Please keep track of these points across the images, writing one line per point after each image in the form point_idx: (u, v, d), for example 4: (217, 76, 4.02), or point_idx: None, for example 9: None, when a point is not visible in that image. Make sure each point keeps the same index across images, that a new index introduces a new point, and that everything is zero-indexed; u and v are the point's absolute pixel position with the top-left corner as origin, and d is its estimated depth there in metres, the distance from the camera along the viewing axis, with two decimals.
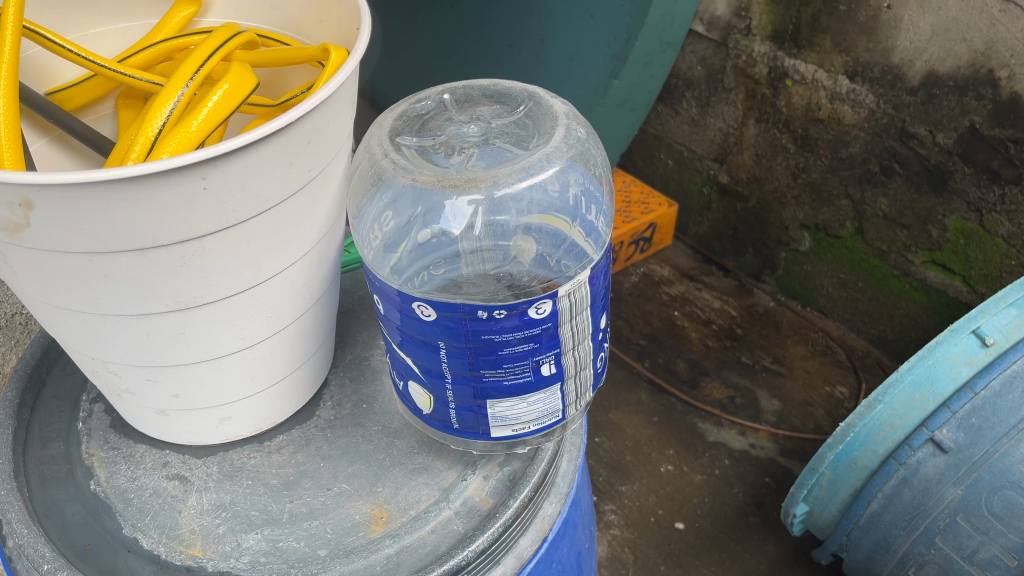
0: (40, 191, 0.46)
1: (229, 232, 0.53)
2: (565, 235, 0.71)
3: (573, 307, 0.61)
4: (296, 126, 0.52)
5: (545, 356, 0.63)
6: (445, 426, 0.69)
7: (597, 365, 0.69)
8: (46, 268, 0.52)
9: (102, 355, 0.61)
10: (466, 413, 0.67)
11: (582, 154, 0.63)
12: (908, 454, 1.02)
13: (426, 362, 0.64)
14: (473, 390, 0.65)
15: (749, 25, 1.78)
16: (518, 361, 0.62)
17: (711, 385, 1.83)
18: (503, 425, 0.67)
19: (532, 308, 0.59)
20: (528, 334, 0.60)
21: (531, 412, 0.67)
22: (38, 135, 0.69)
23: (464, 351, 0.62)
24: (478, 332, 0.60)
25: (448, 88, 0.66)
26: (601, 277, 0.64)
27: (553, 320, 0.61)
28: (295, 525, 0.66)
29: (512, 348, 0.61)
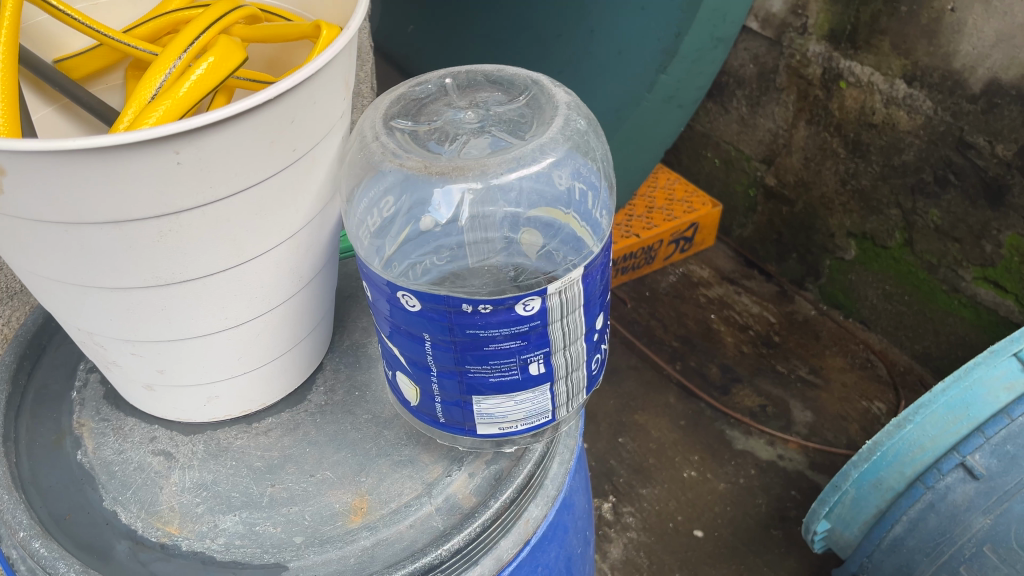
0: (10, 159, 0.45)
1: (206, 208, 0.52)
2: (561, 224, 0.69)
3: (563, 305, 0.59)
4: (277, 102, 0.50)
5: (533, 355, 0.61)
6: (432, 421, 0.67)
7: (593, 367, 0.67)
8: (24, 236, 0.52)
9: (85, 327, 0.60)
10: (452, 408, 0.65)
11: (582, 147, 0.60)
12: (935, 478, 0.97)
13: (412, 354, 0.63)
14: (459, 385, 0.63)
15: (805, 23, 1.72)
16: (504, 359, 0.60)
17: (743, 392, 1.79)
18: (489, 423, 0.65)
19: (519, 304, 0.57)
20: (515, 331, 0.59)
21: (519, 411, 0.64)
22: (44, 103, 0.69)
23: (450, 345, 0.60)
24: (463, 325, 0.58)
25: (450, 72, 0.64)
26: (597, 279, 0.61)
27: (541, 318, 0.59)
28: (274, 511, 0.65)
29: (498, 344, 0.59)
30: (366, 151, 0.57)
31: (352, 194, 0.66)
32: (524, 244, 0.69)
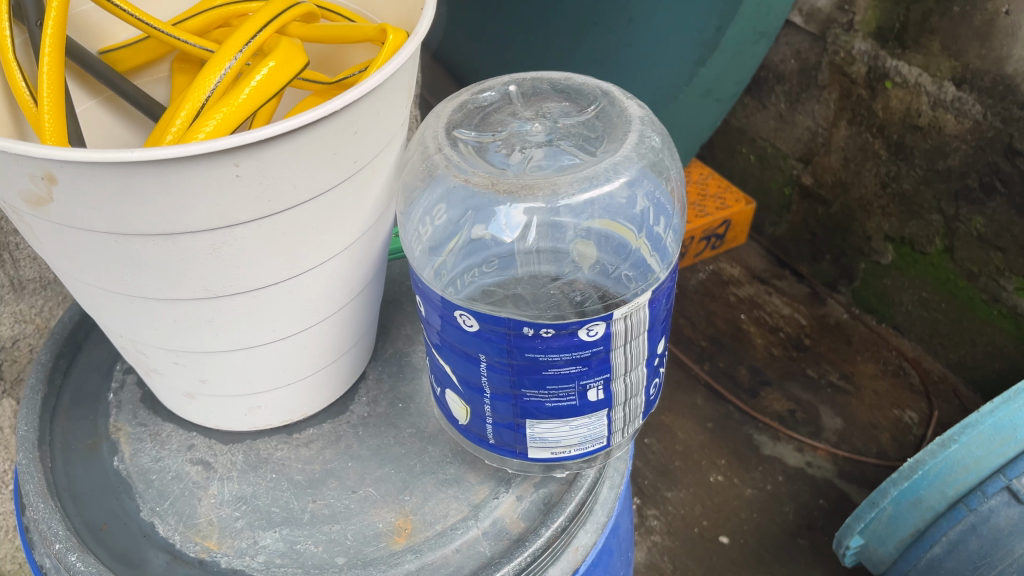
0: (61, 167, 0.43)
1: (262, 221, 0.49)
2: (631, 247, 0.66)
3: (628, 331, 0.56)
4: (341, 113, 0.47)
5: (593, 381, 0.58)
6: (480, 440, 0.64)
7: (651, 392, 0.64)
8: (71, 244, 0.49)
9: (129, 335, 0.58)
10: (503, 430, 0.62)
11: (655, 166, 0.56)
12: (979, 501, 0.94)
13: (465, 373, 0.60)
14: (513, 408, 0.60)
15: (852, 19, 1.67)
16: (563, 384, 0.57)
17: (772, 396, 1.75)
18: (541, 447, 0.63)
19: (583, 329, 0.54)
20: (576, 356, 0.56)
21: (574, 437, 0.61)
22: (88, 95, 0.66)
23: (507, 368, 0.57)
24: (523, 348, 0.56)
25: (515, 78, 0.60)
26: (662, 303, 0.58)
27: (605, 343, 0.56)
28: (315, 528, 0.63)
29: (557, 369, 0.56)
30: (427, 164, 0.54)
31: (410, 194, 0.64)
32: (581, 258, 0.66)
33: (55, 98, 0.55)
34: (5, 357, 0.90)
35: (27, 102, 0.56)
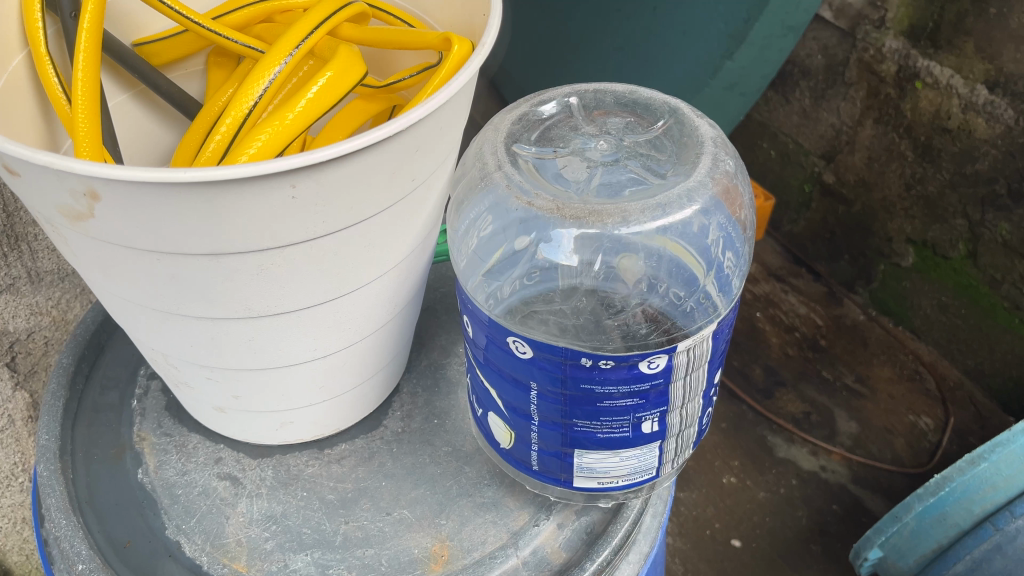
0: (107, 184, 0.40)
1: (313, 243, 0.46)
2: (699, 285, 0.61)
3: (689, 363, 0.53)
4: (404, 133, 0.44)
5: (648, 414, 0.55)
6: (522, 466, 0.62)
7: (703, 422, 0.61)
8: (110, 260, 0.46)
9: (162, 349, 0.55)
10: (549, 457, 0.59)
11: (728, 190, 0.53)
12: (1008, 520, 0.90)
13: (512, 399, 0.57)
14: (562, 436, 0.57)
15: (883, 16, 1.63)
16: (618, 416, 0.55)
17: (787, 397, 1.72)
18: (588, 476, 0.60)
19: (644, 362, 0.51)
20: (634, 389, 0.53)
21: (623, 467, 0.59)
22: (120, 89, 0.62)
23: (559, 397, 0.55)
24: (578, 379, 0.53)
25: (577, 90, 0.57)
26: (723, 335, 0.55)
27: (665, 376, 0.53)
28: (348, 552, 0.60)
29: (613, 401, 0.54)
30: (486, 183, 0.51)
31: (462, 198, 0.60)
32: (623, 273, 0.62)
33: (89, 97, 0.52)
34: (19, 350, 0.87)
35: (60, 100, 0.52)
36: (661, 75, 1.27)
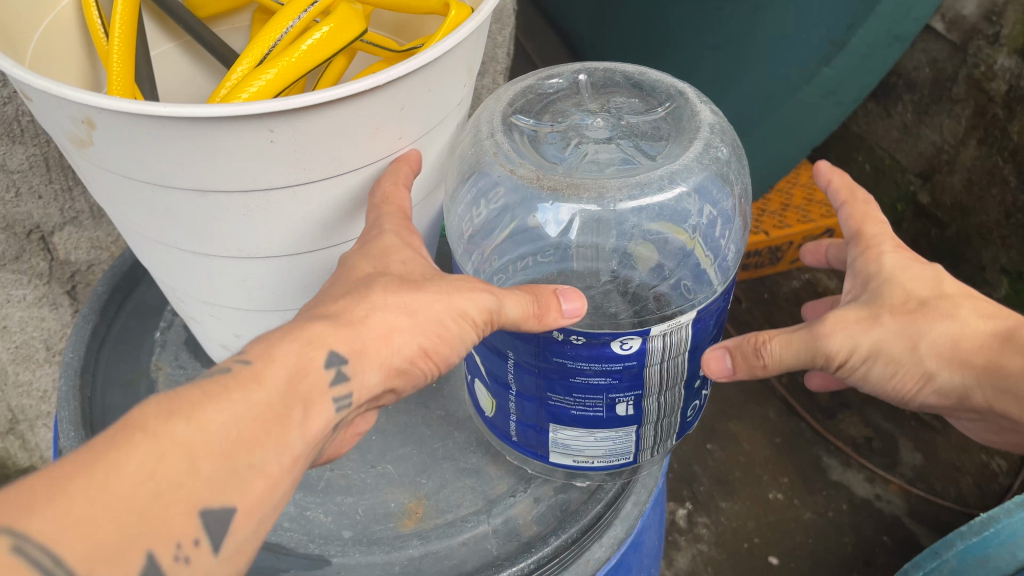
0: (99, 113, 0.43)
1: (297, 189, 0.49)
2: (693, 252, 0.61)
3: (666, 349, 0.53)
4: (384, 90, 0.45)
5: (622, 396, 0.55)
6: (504, 437, 0.63)
7: (688, 415, 0.61)
8: (113, 187, 0.50)
9: (169, 281, 0.59)
10: (526, 430, 0.60)
11: (721, 176, 0.53)
12: None
13: (493, 368, 0.58)
14: (538, 410, 0.58)
15: (999, 32, 1.43)
16: (590, 394, 0.55)
17: (849, 420, 1.52)
18: (563, 453, 0.60)
19: (615, 342, 0.51)
20: (606, 368, 0.53)
21: (597, 449, 0.59)
22: (166, 38, 0.66)
23: (534, 369, 0.55)
24: (551, 352, 0.53)
25: (586, 68, 0.59)
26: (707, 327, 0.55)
27: (639, 360, 0.52)
28: (328, 497, 0.63)
29: (585, 378, 0.54)
30: (478, 148, 0.52)
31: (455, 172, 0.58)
32: (638, 261, 0.63)
33: (127, 31, 0.56)
34: (80, 280, 0.96)
35: (99, 35, 0.57)
36: (740, 79, 1.25)
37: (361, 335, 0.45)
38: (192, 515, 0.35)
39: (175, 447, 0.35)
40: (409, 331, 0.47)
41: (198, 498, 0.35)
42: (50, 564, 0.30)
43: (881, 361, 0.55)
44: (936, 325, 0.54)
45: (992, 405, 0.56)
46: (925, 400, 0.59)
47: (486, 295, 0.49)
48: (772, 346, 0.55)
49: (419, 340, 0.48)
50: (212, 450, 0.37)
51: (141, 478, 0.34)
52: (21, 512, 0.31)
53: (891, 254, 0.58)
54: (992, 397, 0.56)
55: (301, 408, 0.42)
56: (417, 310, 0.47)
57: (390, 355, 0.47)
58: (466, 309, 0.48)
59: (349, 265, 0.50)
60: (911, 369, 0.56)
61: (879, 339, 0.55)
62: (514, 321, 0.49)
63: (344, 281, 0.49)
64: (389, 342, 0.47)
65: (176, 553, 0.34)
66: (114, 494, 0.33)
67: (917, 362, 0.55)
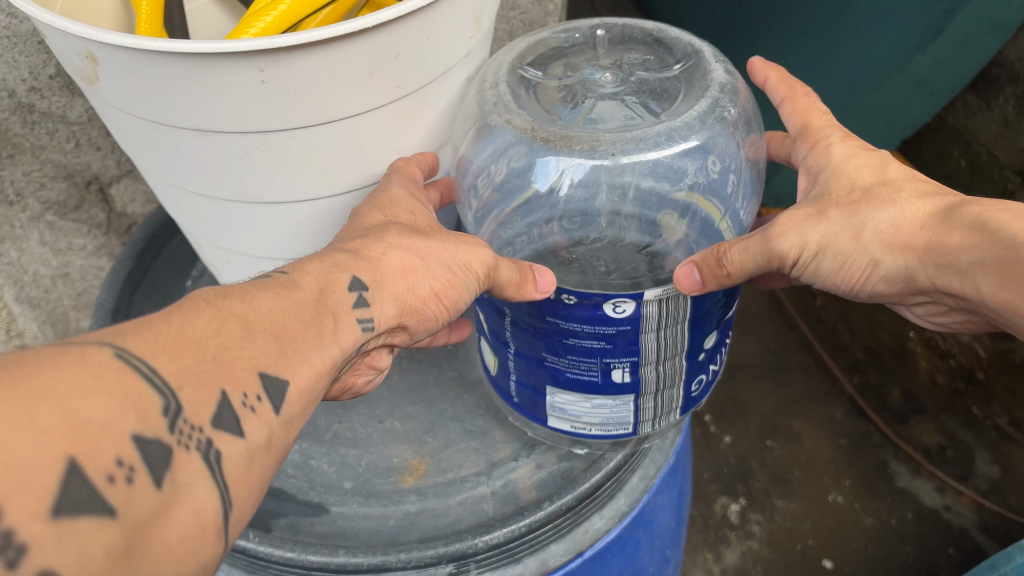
0: (99, 48, 0.44)
1: (294, 133, 0.49)
2: (710, 219, 0.62)
3: (662, 316, 0.51)
4: (373, 36, 0.45)
5: (618, 362, 0.53)
6: (507, 397, 0.62)
7: (693, 389, 0.59)
8: (126, 125, 0.52)
9: (188, 224, 0.61)
10: (525, 390, 0.59)
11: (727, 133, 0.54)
12: None
13: (492, 324, 0.58)
14: (534, 370, 0.57)
15: None
16: (584, 357, 0.53)
17: (923, 427, 1.36)
18: (562, 418, 0.59)
19: (608, 303, 0.49)
20: (599, 331, 0.51)
21: (595, 416, 0.58)
22: None
23: (530, 329, 0.54)
24: (544, 311, 0.52)
25: (605, 22, 0.60)
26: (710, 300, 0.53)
27: (633, 325, 0.50)
28: (333, 448, 0.64)
29: (578, 340, 0.52)
30: (480, 98, 0.54)
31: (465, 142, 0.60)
32: (666, 232, 0.64)
33: None
34: None
35: None
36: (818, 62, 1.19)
37: (382, 268, 0.48)
38: (254, 372, 0.37)
39: (234, 318, 0.38)
40: (424, 271, 0.49)
41: (258, 363, 0.38)
42: (148, 369, 0.32)
43: (829, 255, 0.54)
44: (879, 212, 0.53)
45: (938, 285, 0.54)
46: (872, 291, 0.57)
47: (484, 250, 0.51)
48: (732, 253, 0.51)
49: (432, 282, 0.50)
50: (264, 327, 0.39)
51: (210, 334, 0.37)
52: (112, 337, 0.34)
53: (839, 143, 0.59)
54: (936, 275, 0.53)
55: (333, 319, 0.43)
56: (429, 254, 0.50)
57: (407, 291, 0.49)
58: (473, 260, 0.51)
59: (358, 215, 0.54)
60: (858, 260, 0.54)
61: (827, 233, 0.54)
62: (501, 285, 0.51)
63: (355, 228, 0.52)
64: (407, 278, 0.49)
65: (244, 398, 0.36)
66: (188, 338, 0.36)
67: (863, 251, 0.54)
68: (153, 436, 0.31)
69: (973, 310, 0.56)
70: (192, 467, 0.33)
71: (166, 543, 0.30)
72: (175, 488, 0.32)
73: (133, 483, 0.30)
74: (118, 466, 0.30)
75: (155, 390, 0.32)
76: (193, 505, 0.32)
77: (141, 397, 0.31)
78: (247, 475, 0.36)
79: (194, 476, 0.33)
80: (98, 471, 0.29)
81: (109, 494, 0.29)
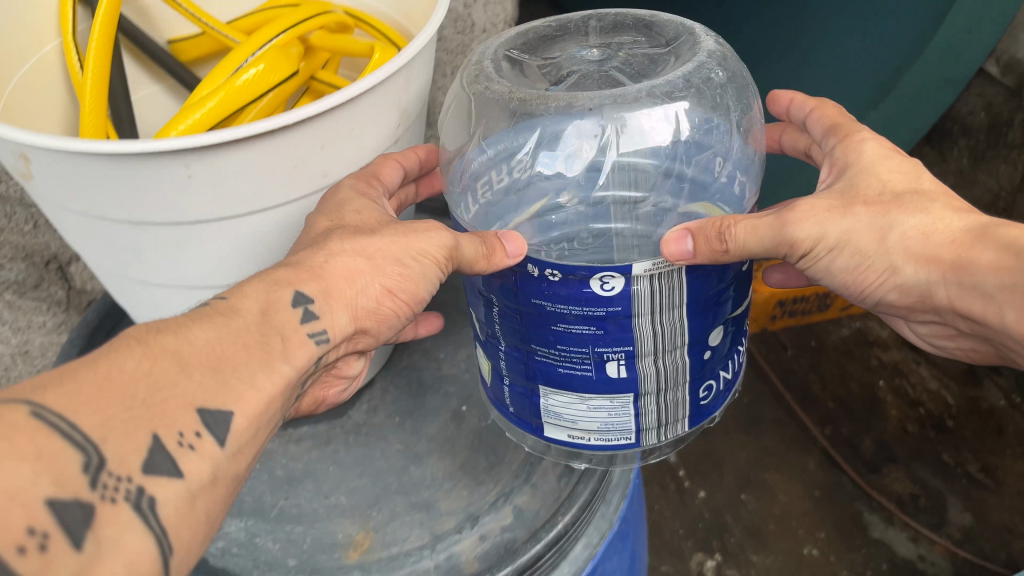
0: (30, 151, 0.46)
1: (224, 222, 0.51)
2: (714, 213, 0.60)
3: (656, 298, 0.50)
4: (296, 130, 0.47)
5: (611, 352, 0.53)
6: (504, 407, 0.63)
7: (702, 395, 0.58)
8: (63, 217, 0.53)
9: (131, 307, 0.63)
10: (520, 396, 0.60)
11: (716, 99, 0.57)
12: None
13: (485, 325, 0.58)
14: (524, 368, 0.57)
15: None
16: (574, 348, 0.53)
17: (895, 475, 1.32)
18: (559, 427, 0.59)
19: (595, 279, 0.48)
20: (588, 314, 0.50)
21: (594, 420, 0.57)
22: (153, 81, 0.71)
23: (518, 318, 0.54)
24: (528, 294, 0.52)
25: (598, 15, 0.65)
26: (712, 283, 0.53)
27: (624, 307, 0.50)
28: (278, 526, 0.64)
29: (567, 326, 0.52)
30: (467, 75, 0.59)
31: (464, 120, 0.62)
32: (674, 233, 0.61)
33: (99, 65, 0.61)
34: None
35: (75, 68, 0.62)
36: None
37: (326, 278, 0.50)
38: (190, 411, 0.40)
39: (166, 355, 0.41)
40: (369, 272, 0.51)
41: (194, 399, 0.41)
42: (67, 427, 0.36)
43: (847, 252, 0.55)
44: (908, 216, 0.53)
45: (957, 305, 0.54)
46: (887, 298, 0.57)
47: (439, 233, 0.53)
48: (734, 230, 0.50)
49: (381, 280, 0.52)
50: (200, 361, 0.42)
51: (140, 374, 0.40)
52: (35, 390, 0.37)
53: (871, 139, 0.59)
54: (957, 295, 0.54)
55: (279, 339, 0.46)
56: (376, 253, 0.52)
57: (355, 296, 0.51)
58: (427, 248, 0.53)
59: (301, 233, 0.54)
60: (877, 263, 0.55)
61: (849, 229, 0.54)
62: (468, 261, 0.51)
63: (304, 238, 0.53)
64: (353, 283, 0.51)
65: (177, 439, 0.39)
66: (114, 383, 0.39)
67: (884, 255, 0.54)
68: (71, 498, 0.34)
69: (982, 336, 0.57)
70: (119, 519, 0.36)
71: None
72: (99, 544, 0.34)
73: (46, 549, 0.33)
74: (30, 535, 0.32)
75: (74, 448, 0.36)
76: (124, 557, 0.35)
77: (57, 457, 0.35)
78: (188, 514, 0.39)
79: (123, 529, 0.35)
80: (7, 545, 0.32)
81: (17, 565, 0.32)
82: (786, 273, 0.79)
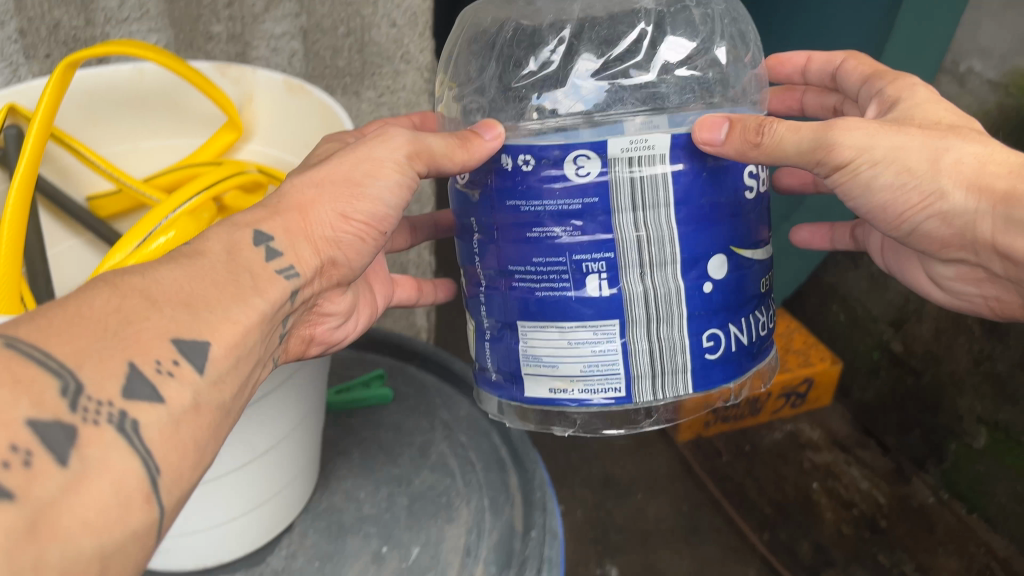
0: None
1: None
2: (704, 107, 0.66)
3: (633, 194, 0.57)
4: None
5: (592, 262, 0.58)
6: (485, 372, 0.68)
7: (704, 342, 0.61)
8: None
9: None
10: (498, 346, 0.66)
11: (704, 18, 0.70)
12: None
13: (471, 262, 0.66)
14: (503, 304, 0.64)
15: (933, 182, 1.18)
16: (552, 261, 0.59)
17: None
18: (542, 380, 0.63)
19: (568, 159, 0.56)
20: (565, 211, 0.57)
21: (576, 360, 0.61)
22: (70, 236, 0.73)
23: (503, 233, 0.61)
24: (508, 196, 0.59)
25: None
26: (713, 192, 0.59)
27: (601, 198, 0.57)
28: None
29: (545, 231, 0.58)
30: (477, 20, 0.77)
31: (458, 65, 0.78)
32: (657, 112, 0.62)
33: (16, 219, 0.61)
34: None
35: None
36: None
37: (294, 215, 0.56)
38: (167, 340, 0.42)
39: (135, 292, 0.43)
40: (323, 202, 0.57)
41: (170, 330, 0.43)
42: (44, 355, 0.37)
43: (893, 168, 0.59)
44: (967, 145, 0.58)
45: (998, 239, 0.58)
46: (923, 222, 0.62)
47: (403, 135, 0.61)
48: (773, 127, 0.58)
49: (337, 207, 0.57)
50: (168, 298, 0.44)
51: (109, 310, 0.42)
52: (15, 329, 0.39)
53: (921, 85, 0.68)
54: (1001, 229, 0.58)
55: (250, 277, 0.50)
56: (329, 180, 0.58)
57: (319, 229, 0.56)
58: (391, 150, 0.60)
59: None
60: (925, 185, 0.59)
61: (902, 145, 0.59)
62: (443, 155, 0.59)
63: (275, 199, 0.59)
64: (310, 214, 0.56)
65: (155, 364, 0.41)
66: (85, 318, 0.40)
67: (935, 176, 0.58)
68: (53, 418, 0.36)
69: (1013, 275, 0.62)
70: (103, 439, 0.38)
71: (77, 517, 0.35)
72: (82, 462, 0.36)
73: (29, 465, 0.34)
74: (14, 451, 0.34)
75: (51, 372, 0.37)
76: (110, 475, 0.37)
77: (35, 382, 0.36)
78: (173, 437, 0.41)
79: (108, 448, 0.37)
80: None
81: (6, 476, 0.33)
82: (812, 233, 0.93)
